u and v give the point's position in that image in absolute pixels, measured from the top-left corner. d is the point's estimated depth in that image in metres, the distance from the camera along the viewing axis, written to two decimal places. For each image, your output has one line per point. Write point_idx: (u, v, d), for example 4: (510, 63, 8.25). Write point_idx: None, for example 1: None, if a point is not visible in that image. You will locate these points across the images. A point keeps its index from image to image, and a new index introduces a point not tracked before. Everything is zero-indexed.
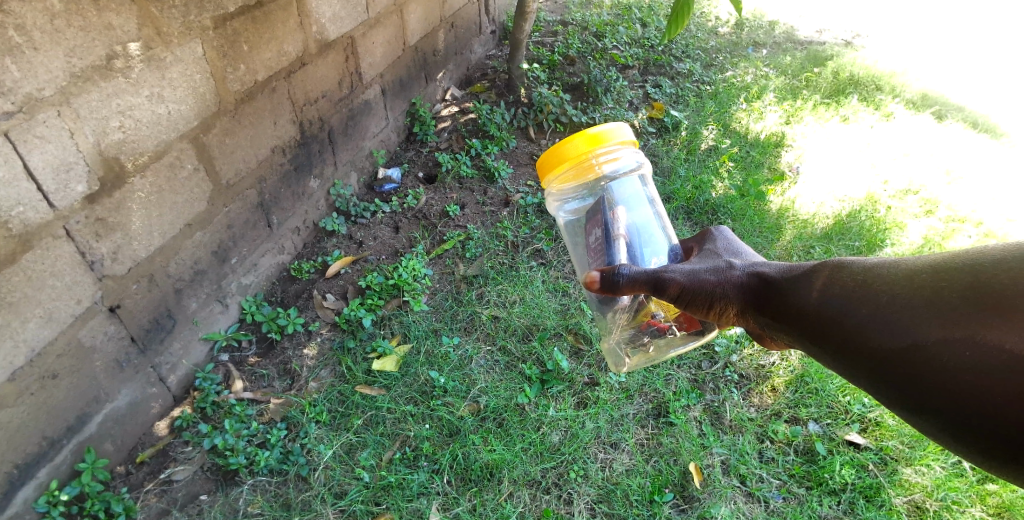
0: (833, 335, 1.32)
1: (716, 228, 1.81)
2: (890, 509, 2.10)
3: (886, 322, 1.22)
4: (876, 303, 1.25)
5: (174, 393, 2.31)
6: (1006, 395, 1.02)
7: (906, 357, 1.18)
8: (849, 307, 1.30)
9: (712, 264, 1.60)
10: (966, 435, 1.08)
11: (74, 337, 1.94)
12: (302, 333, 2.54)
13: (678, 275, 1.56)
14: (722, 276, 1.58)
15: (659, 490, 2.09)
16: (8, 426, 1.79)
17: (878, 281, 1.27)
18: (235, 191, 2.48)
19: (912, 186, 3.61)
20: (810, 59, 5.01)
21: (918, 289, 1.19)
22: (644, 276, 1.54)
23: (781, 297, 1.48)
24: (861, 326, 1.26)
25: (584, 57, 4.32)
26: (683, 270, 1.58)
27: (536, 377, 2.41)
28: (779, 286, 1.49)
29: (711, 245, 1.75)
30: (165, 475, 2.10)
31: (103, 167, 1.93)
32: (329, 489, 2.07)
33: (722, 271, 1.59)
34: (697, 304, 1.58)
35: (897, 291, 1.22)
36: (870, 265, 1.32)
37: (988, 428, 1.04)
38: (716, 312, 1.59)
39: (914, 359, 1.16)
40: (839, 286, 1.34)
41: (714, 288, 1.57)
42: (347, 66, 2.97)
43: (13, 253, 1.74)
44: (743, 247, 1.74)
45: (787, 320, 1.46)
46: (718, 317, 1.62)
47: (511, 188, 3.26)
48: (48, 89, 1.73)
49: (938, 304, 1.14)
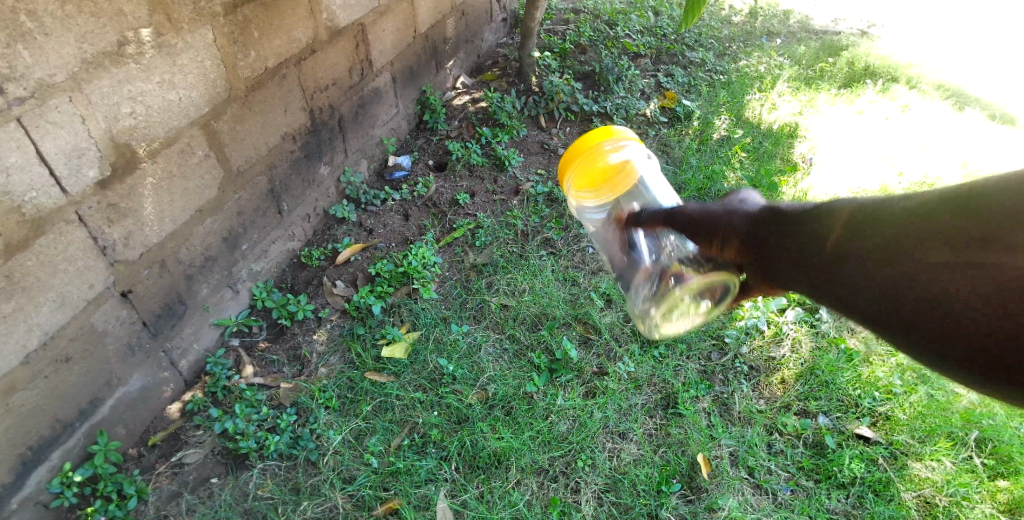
0: (820, 275, 1.00)
1: None
2: (899, 503, 2.08)
3: (816, 261, 1.01)
4: (804, 241, 1.04)
5: (186, 378, 2.33)
6: (948, 314, 0.83)
7: (847, 289, 0.95)
8: (783, 248, 1.10)
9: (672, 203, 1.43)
10: (928, 349, 0.88)
11: (86, 321, 1.96)
12: (312, 319, 2.55)
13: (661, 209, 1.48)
14: (677, 213, 1.38)
15: (666, 481, 2.09)
16: (22, 409, 1.81)
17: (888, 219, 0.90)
18: (245, 177, 2.49)
19: (927, 178, 3.56)
20: (825, 48, 4.94)
21: (851, 219, 0.96)
22: (649, 213, 1.54)
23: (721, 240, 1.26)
24: (797, 266, 1.06)
25: (595, 45, 4.28)
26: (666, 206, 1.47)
27: (544, 366, 2.40)
28: (714, 228, 1.27)
29: None
30: (177, 458, 2.12)
31: (115, 152, 1.94)
32: (338, 475, 2.08)
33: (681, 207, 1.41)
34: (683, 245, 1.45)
35: (851, 218, 0.96)
36: (812, 203, 1.07)
37: (955, 345, 0.84)
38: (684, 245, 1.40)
39: (851, 293, 0.95)
40: (772, 229, 1.13)
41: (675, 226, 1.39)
42: (358, 53, 2.96)
43: (27, 238, 1.75)
44: None
45: (737, 263, 1.26)
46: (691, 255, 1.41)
47: (521, 177, 3.25)
48: (60, 74, 1.73)
49: (878, 228, 0.91)
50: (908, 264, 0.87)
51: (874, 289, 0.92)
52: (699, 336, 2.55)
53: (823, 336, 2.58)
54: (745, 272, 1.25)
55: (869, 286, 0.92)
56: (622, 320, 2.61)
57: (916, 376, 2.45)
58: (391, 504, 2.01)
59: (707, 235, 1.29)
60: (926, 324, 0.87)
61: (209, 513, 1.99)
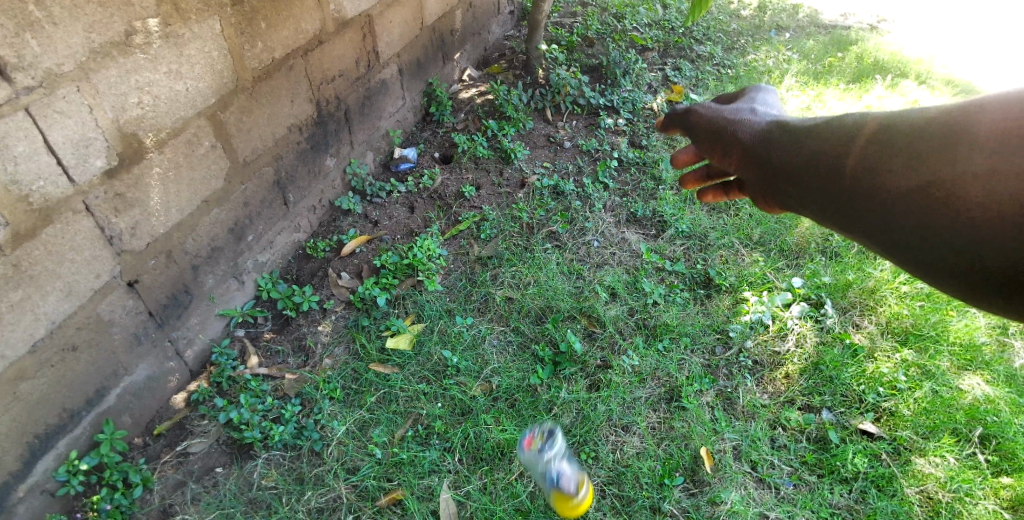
0: (837, 177, 1.18)
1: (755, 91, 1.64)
2: (902, 499, 2.08)
3: (872, 172, 1.11)
4: (867, 151, 1.13)
5: (191, 367, 2.35)
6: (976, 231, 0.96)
7: (894, 197, 1.07)
8: (834, 155, 1.19)
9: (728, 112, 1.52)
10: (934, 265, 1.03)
11: (93, 310, 1.97)
12: (317, 310, 2.56)
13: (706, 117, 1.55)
14: (735, 124, 1.47)
15: (669, 474, 2.09)
16: (29, 397, 1.83)
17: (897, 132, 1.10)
18: (251, 168, 2.49)
19: None
20: (834, 43, 4.90)
21: (922, 135, 1.06)
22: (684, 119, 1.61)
23: (772, 146, 1.35)
24: (846, 173, 1.16)
25: (603, 38, 4.27)
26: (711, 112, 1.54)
27: (548, 359, 2.41)
28: (771, 138, 1.37)
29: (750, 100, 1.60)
30: (182, 448, 2.13)
31: (122, 143, 1.94)
32: (342, 465, 2.09)
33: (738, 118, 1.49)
34: (702, 144, 1.56)
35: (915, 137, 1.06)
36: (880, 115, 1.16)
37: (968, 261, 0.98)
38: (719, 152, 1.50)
39: (891, 199, 1.07)
40: (829, 138, 1.22)
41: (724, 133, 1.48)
42: (365, 45, 2.95)
43: (35, 227, 1.76)
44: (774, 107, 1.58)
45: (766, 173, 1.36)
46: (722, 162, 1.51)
47: (527, 170, 3.24)
48: (68, 64, 1.73)
49: (942, 149, 1.02)
50: (913, 164, 1.05)
51: (868, 193, 1.11)
52: (704, 331, 2.55)
53: (828, 332, 2.57)
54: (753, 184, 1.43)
55: (880, 188, 1.09)
56: (627, 314, 2.60)
57: (921, 372, 2.44)
58: (394, 494, 2.02)
59: (725, 147, 1.49)
60: (915, 212, 1.04)
61: (214, 501, 2.01)
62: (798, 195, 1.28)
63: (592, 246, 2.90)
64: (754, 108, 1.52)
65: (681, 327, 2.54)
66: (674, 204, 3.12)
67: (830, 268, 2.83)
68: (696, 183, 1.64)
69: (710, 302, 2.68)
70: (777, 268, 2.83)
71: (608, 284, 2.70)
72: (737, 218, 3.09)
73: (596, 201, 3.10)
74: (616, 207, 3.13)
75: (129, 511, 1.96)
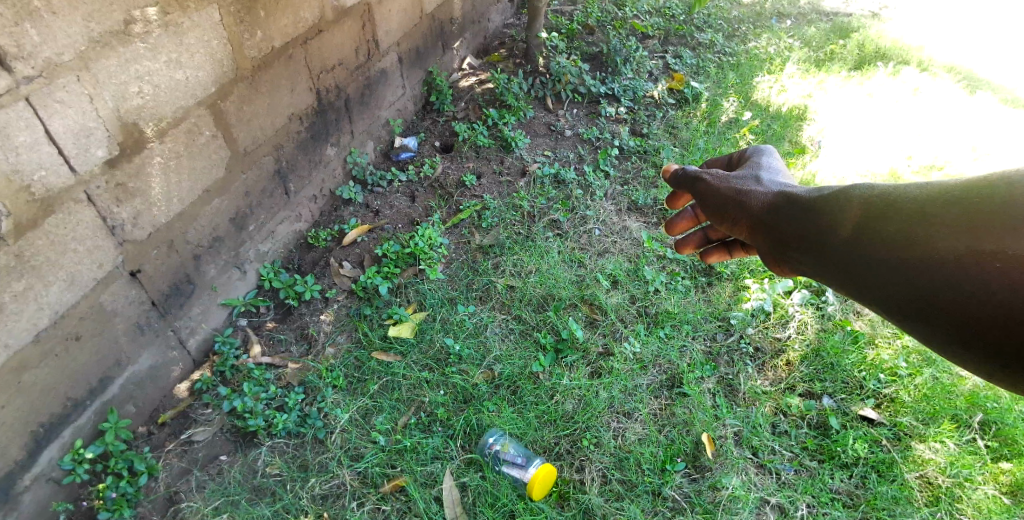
0: (843, 247, 1.22)
1: (757, 149, 1.67)
2: (902, 484, 2.09)
3: (880, 242, 1.15)
4: (875, 224, 1.17)
5: (195, 357, 2.36)
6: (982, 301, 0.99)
7: (905, 269, 1.10)
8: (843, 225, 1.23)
9: (736, 178, 1.54)
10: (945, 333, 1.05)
11: (96, 300, 1.97)
12: (319, 299, 2.57)
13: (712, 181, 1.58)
14: (743, 191, 1.49)
15: (670, 460, 2.11)
16: (34, 386, 1.84)
17: (899, 204, 1.15)
18: (252, 158, 2.49)
19: (936, 162, 3.53)
20: (836, 30, 4.88)
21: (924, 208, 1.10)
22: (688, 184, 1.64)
23: (782, 215, 1.38)
24: (854, 243, 1.20)
25: (603, 26, 4.25)
26: (717, 178, 1.57)
27: (550, 346, 2.42)
28: (780, 206, 1.40)
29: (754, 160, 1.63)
30: (186, 436, 2.14)
31: (122, 132, 1.94)
32: (346, 452, 2.11)
33: (745, 184, 1.51)
34: (710, 209, 1.57)
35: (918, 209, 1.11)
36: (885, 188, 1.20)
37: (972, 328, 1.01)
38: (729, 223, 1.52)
39: (901, 270, 1.11)
40: (835, 208, 1.26)
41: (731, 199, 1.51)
42: (364, 33, 2.94)
43: (37, 217, 1.76)
44: (776, 165, 1.61)
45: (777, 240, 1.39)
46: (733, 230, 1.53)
47: (528, 158, 3.24)
48: (67, 53, 1.73)
49: (944, 222, 1.06)
50: (915, 230, 1.10)
51: (871, 263, 1.16)
52: (705, 318, 2.55)
53: (829, 319, 2.58)
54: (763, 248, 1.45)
55: (880, 255, 1.14)
56: (628, 302, 2.61)
57: (921, 359, 2.44)
58: (397, 481, 2.03)
59: (735, 216, 1.50)
60: (919, 281, 1.08)
61: (219, 489, 2.02)
62: (810, 264, 1.31)
63: (593, 234, 2.90)
64: (759, 175, 1.53)
65: (682, 314, 2.55)
66: None
67: None
68: (694, 245, 1.77)
69: (712, 289, 2.68)
70: None
71: (610, 272, 2.71)
72: None
73: (597, 189, 3.10)
74: (618, 195, 3.13)
75: (135, 499, 1.97)
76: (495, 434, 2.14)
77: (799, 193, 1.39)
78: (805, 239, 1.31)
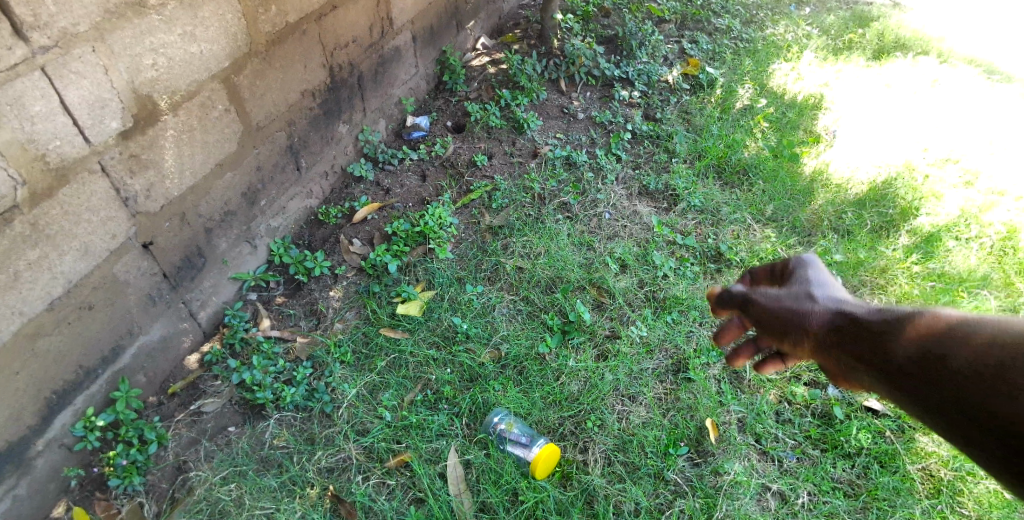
0: (914, 395, 1.02)
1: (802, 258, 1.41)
2: (904, 475, 2.08)
3: (954, 392, 0.95)
4: (947, 365, 0.97)
5: (205, 329, 2.38)
6: None
7: (989, 427, 0.89)
8: (910, 365, 1.04)
9: (788, 298, 1.31)
10: None
11: (108, 270, 1.99)
12: (328, 276, 2.59)
13: (760, 300, 1.36)
14: (798, 314, 1.28)
15: (673, 444, 2.12)
16: (47, 353, 1.86)
17: (973, 345, 0.95)
18: (264, 133, 2.50)
19: (952, 155, 3.44)
20: (855, 18, 4.81)
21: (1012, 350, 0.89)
22: (732, 302, 1.42)
23: (847, 347, 1.17)
24: (926, 390, 1.00)
25: (619, 9, 4.20)
26: (764, 298, 1.35)
27: (557, 328, 2.42)
28: (842, 333, 1.19)
29: (806, 271, 1.37)
30: (196, 407, 2.17)
31: (137, 104, 1.95)
32: (352, 427, 2.13)
33: (798, 305, 1.29)
34: (762, 329, 1.37)
35: (1000, 354, 0.90)
36: (958, 318, 1.01)
37: None
38: (792, 348, 1.30)
39: (985, 426, 0.90)
40: (902, 343, 1.06)
41: (786, 324, 1.29)
42: (378, 11, 2.93)
43: (52, 186, 1.78)
44: (830, 277, 1.35)
45: (845, 373, 1.19)
46: (796, 353, 1.31)
47: (540, 140, 3.23)
48: (83, 24, 1.73)
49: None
50: (995, 379, 0.90)
51: (948, 416, 0.96)
52: None
53: None
54: (833, 375, 1.24)
55: (956, 408, 0.95)
56: (636, 286, 2.61)
57: None
58: (402, 456, 2.06)
59: (795, 341, 1.28)
60: (1007, 440, 0.87)
61: (227, 459, 2.05)
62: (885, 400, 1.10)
63: (603, 218, 2.90)
64: (814, 292, 1.29)
65: (690, 300, 2.55)
66: (687, 178, 3.11)
67: (842, 246, 2.81)
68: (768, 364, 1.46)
69: (721, 276, 2.68)
70: (788, 245, 2.83)
71: (619, 256, 2.71)
72: (749, 194, 3.08)
73: (608, 173, 3.09)
74: (629, 179, 3.12)
75: (145, 467, 2.00)
76: (500, 413, 2.16)
77: (863, 314, 1.18)
78: (874, 373, 1.11)
